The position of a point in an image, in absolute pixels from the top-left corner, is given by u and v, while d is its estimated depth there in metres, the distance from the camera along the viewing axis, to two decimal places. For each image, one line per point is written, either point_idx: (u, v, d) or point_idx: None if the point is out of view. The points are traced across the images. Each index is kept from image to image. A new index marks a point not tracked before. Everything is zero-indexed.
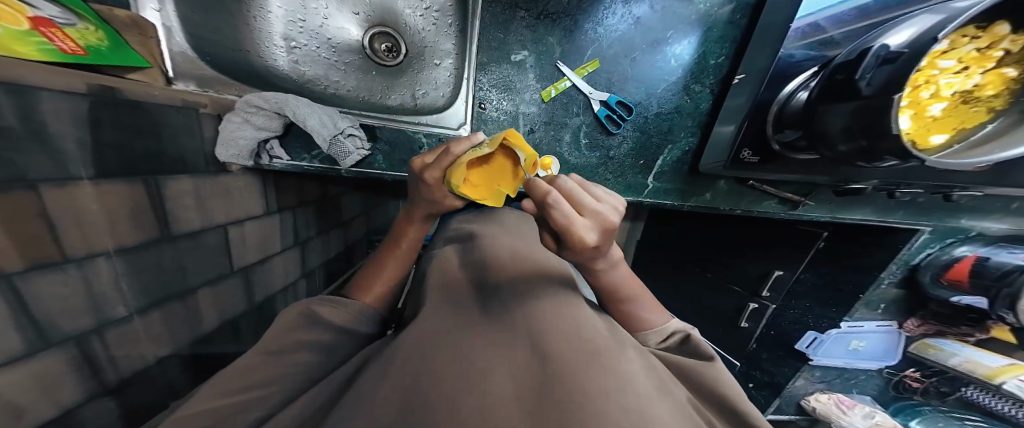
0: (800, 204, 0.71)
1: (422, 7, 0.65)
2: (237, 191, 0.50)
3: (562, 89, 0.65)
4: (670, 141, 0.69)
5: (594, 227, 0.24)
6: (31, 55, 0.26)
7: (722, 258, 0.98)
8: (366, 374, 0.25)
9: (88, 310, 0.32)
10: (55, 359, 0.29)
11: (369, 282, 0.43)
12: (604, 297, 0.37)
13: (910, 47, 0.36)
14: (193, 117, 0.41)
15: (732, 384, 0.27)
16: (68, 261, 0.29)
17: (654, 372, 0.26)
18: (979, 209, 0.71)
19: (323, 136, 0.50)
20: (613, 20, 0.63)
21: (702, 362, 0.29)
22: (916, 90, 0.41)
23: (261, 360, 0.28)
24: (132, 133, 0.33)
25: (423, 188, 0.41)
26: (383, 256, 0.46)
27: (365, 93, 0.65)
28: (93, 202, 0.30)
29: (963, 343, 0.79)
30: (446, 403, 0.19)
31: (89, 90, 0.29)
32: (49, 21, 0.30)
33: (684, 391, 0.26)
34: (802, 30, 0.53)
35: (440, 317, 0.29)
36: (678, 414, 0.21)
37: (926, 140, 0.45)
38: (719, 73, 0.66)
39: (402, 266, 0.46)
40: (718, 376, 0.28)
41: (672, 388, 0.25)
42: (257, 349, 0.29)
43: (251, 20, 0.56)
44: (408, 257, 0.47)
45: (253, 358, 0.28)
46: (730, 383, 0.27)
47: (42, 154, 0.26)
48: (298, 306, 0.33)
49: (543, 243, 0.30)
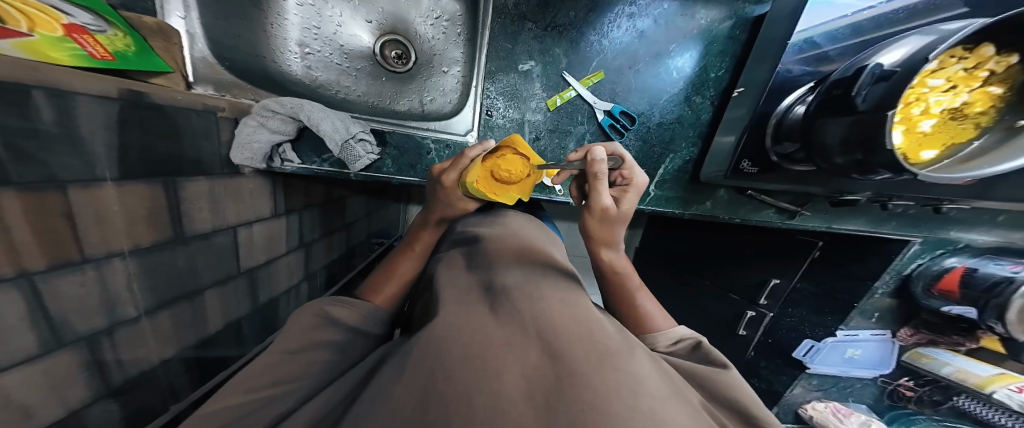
0: (797, 214, 0.73)
1: (433, 16, 0.66)
2: (249, 194, 0.51)
3: (567, 98, 0.67)
4: (672, 150, 0.71)
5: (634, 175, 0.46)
6: (65, 60, 0.27)
7: (720, 265, 1.00)
8: (383, 371, 0.26)
9: (102, 309, 0.32)
10: (67, 359, 0.29)
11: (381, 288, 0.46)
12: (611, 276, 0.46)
13: (903, 66, 0.38)
14: (212, 121, 0.42)
15: (742, 391, 0.28)
16: (87, 261, 0.29)
17: (665, 374, 0.27)
18: (967, 221, 0.74)
19: (335, 140, 0.51)
20: (617, 33, 0.65)
21: (714, 370, 0.30)
22: (907, 107, 0.44)
23: (278, 358, 0.28)
24: (155, 136, 0.34)
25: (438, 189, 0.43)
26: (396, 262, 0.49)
27: (375, 98, 0.67)
28: (115, 204, 0.31)
29: (955, 353, 0.82)
30: (462, 400, 0.20)
31: (121, 95, 0.30)
32: (82, 28, 0.31)
33: (696, 395, 0.27)
34: (799, 46, 0.55)
35: (454, 314, 0.30)
36: (686, 415, 0.22)
37: (916, 155, 0.47)
38: (719, 86, 0.68)
39: (411, 269, 0.49)
40: (730, 383, 0.29)
41: (682, 390, 0.26)
42: (277, 348, 0.29)
43: (268, 27, 0.57)
44: (419, 259, 0.50)
45: (271, 356, 0.28)
46: (741, 390, 0.28)
47: (72, 157, 0.26)
48: (313, 307, 0.34)
49: (610, 207, 0.42)
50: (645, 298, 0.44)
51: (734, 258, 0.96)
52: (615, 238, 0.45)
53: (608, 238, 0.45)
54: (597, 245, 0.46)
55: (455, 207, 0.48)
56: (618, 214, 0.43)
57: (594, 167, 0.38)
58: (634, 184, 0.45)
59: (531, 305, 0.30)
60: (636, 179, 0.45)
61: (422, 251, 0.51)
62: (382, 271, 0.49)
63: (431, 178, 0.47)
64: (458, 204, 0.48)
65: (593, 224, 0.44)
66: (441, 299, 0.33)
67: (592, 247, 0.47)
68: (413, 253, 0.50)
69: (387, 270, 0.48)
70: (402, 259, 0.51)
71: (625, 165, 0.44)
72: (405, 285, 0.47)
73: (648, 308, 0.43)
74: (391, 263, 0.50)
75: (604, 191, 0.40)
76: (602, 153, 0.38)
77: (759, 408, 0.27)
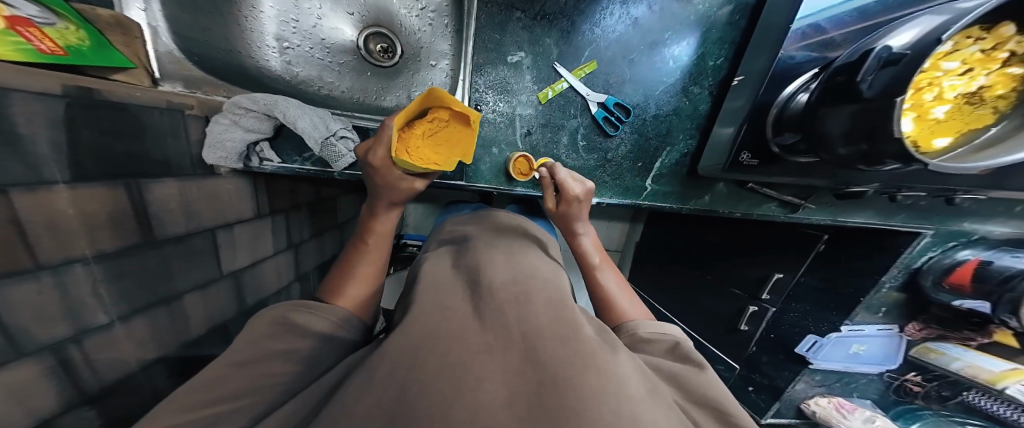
0: (800, 207, 0.70)
1: (418, 7, 0.64)
2: (227, 196, 0.49)
3: (559, 91, 0.64)
4: (669, 143, 0.68)
5: (579, 185, 0.49)
6: (9, 54, 0.26)
7: (719, 260, 0.98)
8: (347, 385, 0.24)
9: (64, 317, 0.31)
10: (29, 369, 0.28)
11: (340, 285, 0.40)
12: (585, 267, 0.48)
13: (913, 48, 0.35)
14: (178, 118, 0.41)
15: (722, 391, 0.28)
16: (42, 268, 0.28)
17: (645, 373, 0.26)
18: (982, 213, 0.71)
19: (315, 139, 0.49)
20: (610, 21, 0.62)
21: (692, 371, 0.30)
22: (919, 93, 0.40)
23: (222, 371, 0.27)
24: (111, 136, 0.32)
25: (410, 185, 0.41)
26: (355, 255, 0.44)
27: (360, 94, 0.65)
28: (69, 207, 0.29)
29: (965, 347, 0.79)
30: (437, 412, 0.18)
31: (65, 91, 0.28)
32: (28, 20, 0.30)
33: (672, 393, 0.27)
34: (803, 31, 0.52)
35: (427, 317, 0.27)
36: (667, 417, 0.21)
37: (929, 143, 0.44)
38: (718, 75, 0.65)
39: (375, 265, 0.43)
40: (707, 384, 0.28)
41: (661, 390, 0.25)
42: (227, 360, 0.28)
43: (243, 20, 0.55)
44: (381, 253, 0.45)
45: (217, 368, 0.27)
46: (719, 390, 0.28)
47: (13, 158, 0.25)
48: (271, 314, 0.32)
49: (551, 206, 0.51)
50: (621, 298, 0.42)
51: (733, 253, 0.94)
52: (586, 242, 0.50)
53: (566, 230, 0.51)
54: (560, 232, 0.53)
55: (396, 190, 0.42)
56: (560, 215, 0.50)
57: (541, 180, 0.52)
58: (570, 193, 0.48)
59: (517, 308, 0.28)
60: (570, 187, 0.48)
61: (381, 241, 0.45)
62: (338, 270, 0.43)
63: (360, 160, 0.40)
64: (399, 184, 0.41)
65: (558, 225, 0.52)
66: (418, 302, 0.31)
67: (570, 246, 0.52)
68: (375, 248, 0.44)
69: (347, 267, 0.42)
70: (361, 254, 0.44)
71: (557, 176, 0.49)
72: (373, 281, 0.42)
73: (624, 305, 0.41)
74: (346, 262, 0.43)
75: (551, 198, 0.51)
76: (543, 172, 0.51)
77: (735, 409, 0.27)
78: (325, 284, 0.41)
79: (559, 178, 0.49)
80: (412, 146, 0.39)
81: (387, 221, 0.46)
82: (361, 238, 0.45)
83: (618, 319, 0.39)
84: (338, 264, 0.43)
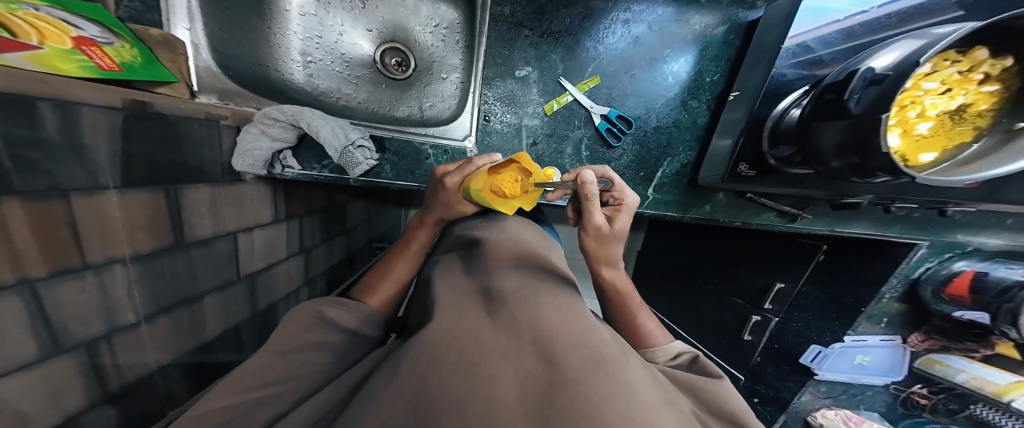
0: (799, 217, 0.72)
1: (432, 25, 0.69)
2: (249, 201, 0.53)
3: (564, 103, 0.68)
4: (669, 154, 0.71)
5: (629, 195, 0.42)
6: (71, 71, 0.29)
7: (721, 269, 0.99)
8: (372, 378, 0.25)
9: (100, 316, 0.33)
10: (66, 364, 0.30)
11: (375, 286, 0.45)
12: (614, 313, 0.43)
13: (895, 70, 0.38)
14: (214, 128, 0.45)
15: (738, 401, 0.28)
16: (88, 268, 0.30)
17: (659, 383, 0.26)
18: (973, 224, 0.74)
19: (335, 147, 0.53)
20: (613, 39, 0.66)
21: (709, 381, 0.30)
22: (903, 110, 0.43)
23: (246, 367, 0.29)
24: (155, 146, 0.35)
25: (441, 194, 0.44)
26: (391, 259, 0.49)
27: (375, 105, 0.68)
28: (116, 211, 0.32)
29: (969, 360, 0.77)
30: (455, 402, 0.19)
31: (124, 105, 0.32)
32: (91, 40, 0.34)
33: (687, 403, 0.27)
34: (793, 50, 0.55)
35: (444, 318, 0.29)
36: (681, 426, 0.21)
37: (915, 158, 0.46)
38: (715, 90, 0.69)
39: (414, 263, 0.49)
40: (723, 394, 0.29)
41: (674, 399, 0.25)
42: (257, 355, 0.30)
43: (273, 37, 0.60)
44: (417, 260, 0.49)
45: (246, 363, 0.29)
46: (735, 400, 0.28)
47: (77, 165, 0.28)
48: (307, 309, 0.35)
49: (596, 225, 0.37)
50: (645, 316, 0.42)
51: (734, 261, 0.96)
52: (615, 256, 0.41)
53: (604, 258, 0.41)
54: (599, 264, 0.42)
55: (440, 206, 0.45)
56: (614, 233, 0.39)
57: (586, 189, 0.34)
58: (628, 202, 0.41)
59: (529, 311, 0.28)
60: (628, 199, 0.41)
61: (417, 252, 0.49)
62: (376, 271, 0.48)
63: (433, 179, 0.45)
64: (456, 205, 0.45)
65: (591, 244, 0.40)
66: (437, 300, 0.33)
67: (591, 265, 0.42)
68: (409, 254, 0.48)
69: (385, 267, 0.47)
70: (400, 258, 0.49)
71: (616, 186, 0.40)
72: (405, 280, 0.48)
73: (649, 326, 0.41)
74: (388, 262, 0.48)
75: (598, 212, 0.36)
76: (591, 176, 0.33)
77: (749, 418, 0.27)
78: (361, 281, 0.47)
79: (616, 188, 0.40)
80: (481, 182, 0.39)
81: (422, 238, 0.49)
82: (403, 244, 0.50)
83: (643, 343, 0.39)
84: (376, 267, 0.48)
